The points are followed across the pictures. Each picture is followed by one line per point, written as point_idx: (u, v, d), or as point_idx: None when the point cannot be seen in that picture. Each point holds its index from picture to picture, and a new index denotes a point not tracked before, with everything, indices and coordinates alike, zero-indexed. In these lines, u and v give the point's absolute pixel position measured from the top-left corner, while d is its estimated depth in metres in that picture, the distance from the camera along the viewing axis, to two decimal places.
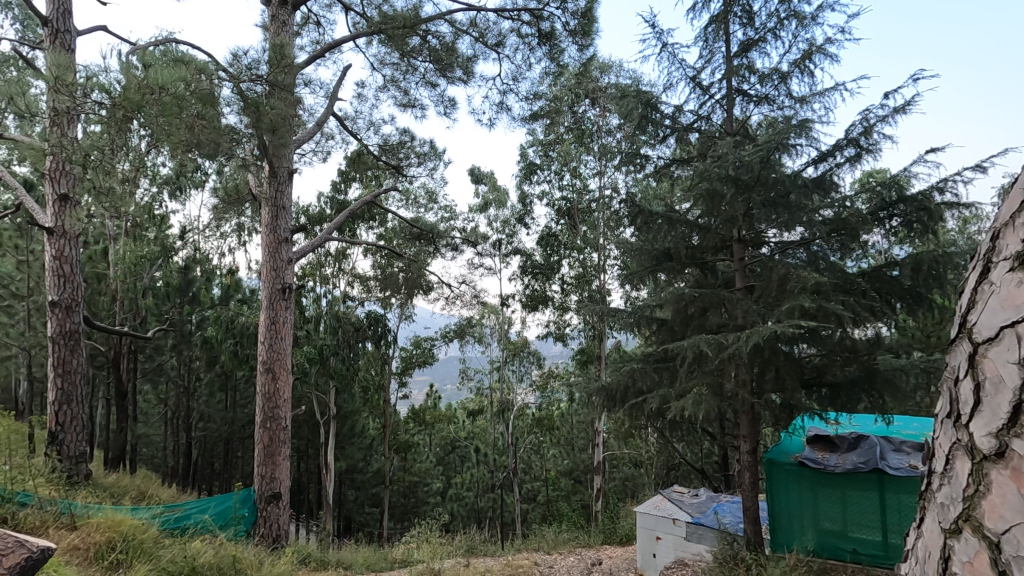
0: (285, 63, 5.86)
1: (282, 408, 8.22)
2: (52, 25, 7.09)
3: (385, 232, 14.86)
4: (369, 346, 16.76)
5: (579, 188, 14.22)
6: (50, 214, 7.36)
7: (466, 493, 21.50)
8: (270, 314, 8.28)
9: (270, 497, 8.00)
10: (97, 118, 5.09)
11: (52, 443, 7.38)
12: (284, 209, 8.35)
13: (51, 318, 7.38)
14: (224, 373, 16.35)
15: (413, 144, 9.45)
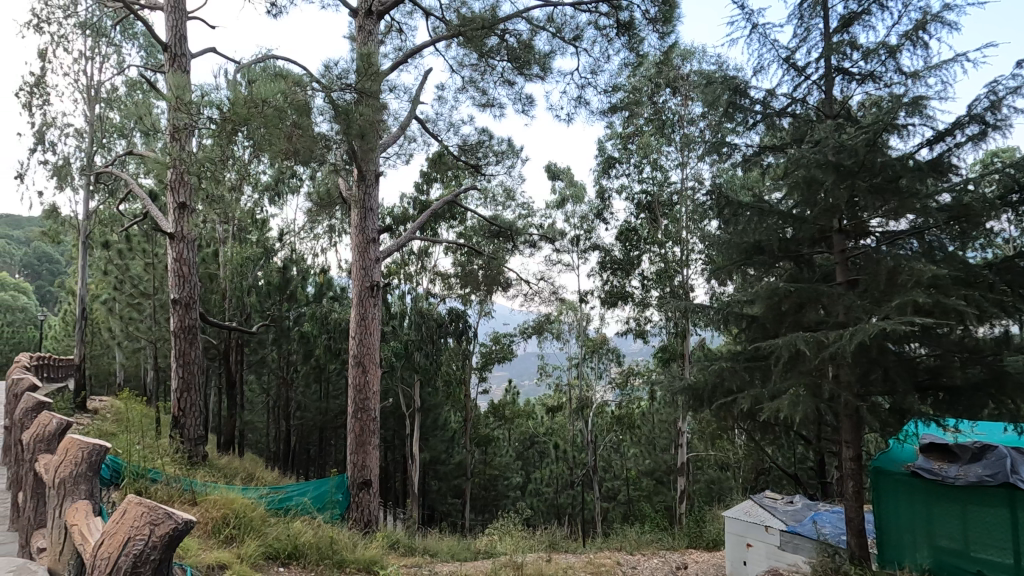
0: (372, 71, 6.11)
1: (371, 399, 8.66)
2: (171, 50, 7.85)
3: (464, 231, 15.23)
4: (451, 341, 17.27)
5: (660, 181, 13.82)
6: (171, 221, 8.18)
7: (545, 489, 21.50)
8: (360, 310, 8.73)
9: (362, 484, 8.47)
10: (209, 132, 5.59)
11: (176, 427, 8.22)
12: (372, 210, 8.77)
13: (173, 315, 8.20)
14: (318, 366, 17.47)
15: (491, 143, 9.58)
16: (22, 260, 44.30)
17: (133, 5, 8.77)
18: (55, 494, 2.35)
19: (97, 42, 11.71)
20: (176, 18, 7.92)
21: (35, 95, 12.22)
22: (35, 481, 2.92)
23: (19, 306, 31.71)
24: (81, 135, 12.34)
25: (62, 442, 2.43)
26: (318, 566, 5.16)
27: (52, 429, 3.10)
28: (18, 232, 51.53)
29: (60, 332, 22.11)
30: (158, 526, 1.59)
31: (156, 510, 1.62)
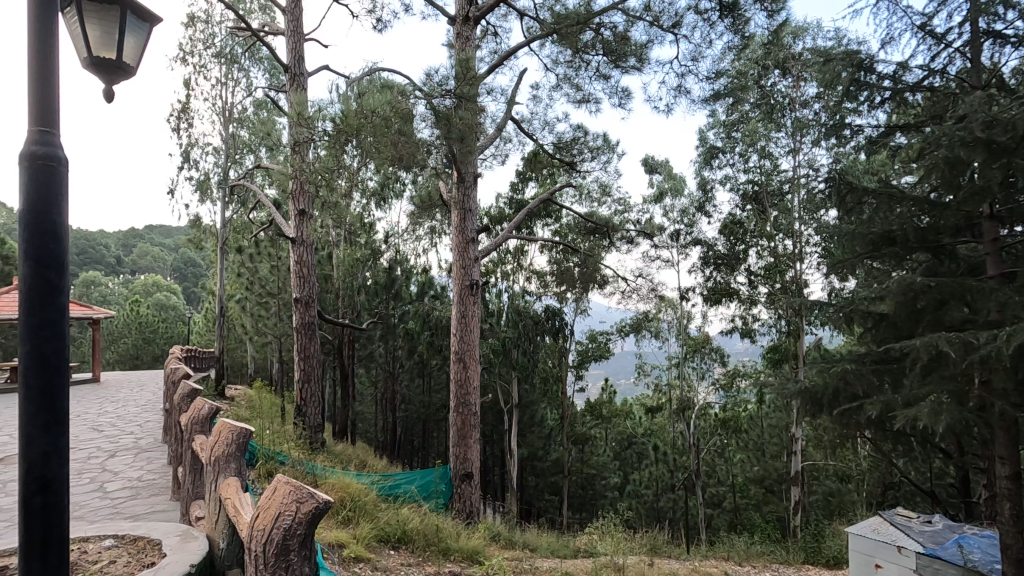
0: (470, 76, 6.23)
1: (471, 394, 8.94)
2: (292, 70, 8.61)
3: (560, 228, 15.21)
4: (547, 339, 17.36)
5: (768, 169, 12.95)
6: (293, 227, 8.94)
7: (644, 491, 20.95)
8: (461, 308, 9.03)
9: (464, 476, 8.75)
10: (324, 144, 6.11)
11: (299, 414, 9.04)
12: (471, 211, 9.01)
13: (296, 312, 8.98)
14: (422, 361, 18.33)
15: (587, 139, 9.48)
16: (173, 265, 50.79)
17: (259, 33, 9.70)
18: (211, 470, 2.65)
19: (231, 69, 13.12)
20: (296, 41, 8.65)
21: (182, 120, 13.92)
22: (192, 458, 3.34)
23: (171, 304, 36.28)
24: (219, 152, 13.85)
25: (215, 425, 2.75)
26: (424, 552, 5.41)
27: (204, 412, 3.52)
28: (170, 240, 59.05)
29: (203, 327, 25.06)
30: (303, 504, 1.73)
31: (301, 489, 1.76)
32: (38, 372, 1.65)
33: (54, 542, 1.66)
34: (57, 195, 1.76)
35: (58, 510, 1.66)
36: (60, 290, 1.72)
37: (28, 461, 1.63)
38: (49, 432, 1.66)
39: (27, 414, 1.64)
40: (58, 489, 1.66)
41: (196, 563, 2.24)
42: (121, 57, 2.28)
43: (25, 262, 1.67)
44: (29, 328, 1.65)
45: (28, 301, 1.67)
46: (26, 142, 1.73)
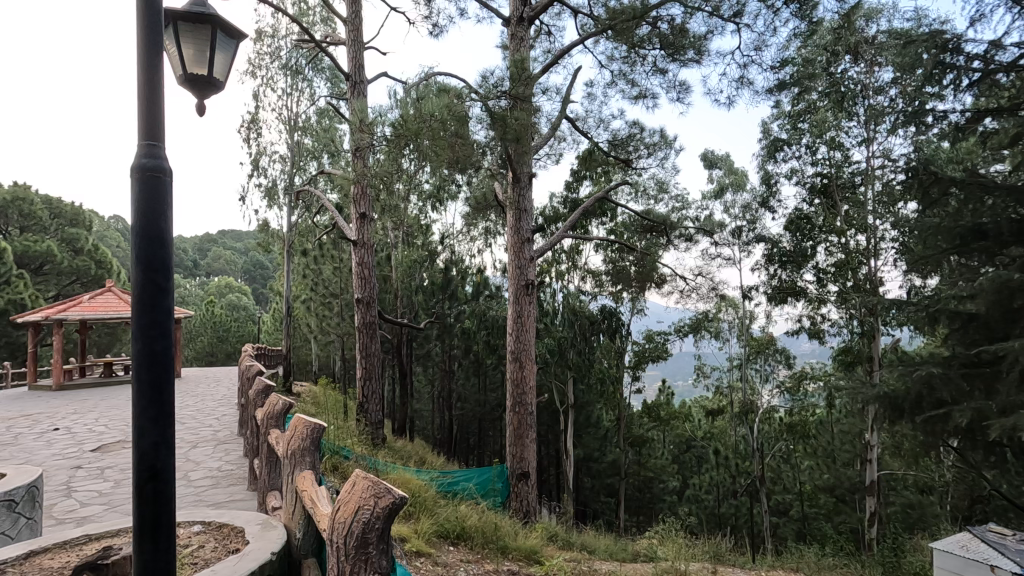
0: (525, 75, 6.24)
1: (528, 394, 8.96)
2: (352, 79, 8.91)
3: (616, 227, 14.99)
4: (603, 338, 17.16)
5: (839, 161, 12.28)
6: (355, 229, 9.24)
7: (705, 496, 20.24)
8: (517, 308, 9.05)
9: (520, 475, 8.78)
10: (383, 148, 6.31)
11: (361, 411, 9.34)
12: (526, 211, 9.00)
13: (357, 312, 9.28)
14: (477, 360, 18.53)
15: (643, 136, 9.29)
16: (243, 268, 53.68)
17: (322, 44, 10.10)
18: (288, 464, 2.77)
19: (296, 79, 13.73)
20: (356, 49, 8.94)
21: (252, 131, 14.71)
22: (268, 451, 3.52)
23: (241, 305, 38.28)
24: (285, 160, 14.54)
25: (291, 421, 2.87)
26: (483, 549, 5.47)
27: (278, 408, 3.67)
28: (239, 244, 62.34)
29: (271, 327, 26.33)
30: (381, 498, 1.78)
31: (378, 484, 1.82)
32: (149, 369, 1.77)
33: (161, 526, 1.77)
34: (162, 205, 1.87)
35: (167, 499, 1.77)
36: (167, 292, 1.83)
37: (139, 450, 1.74)
38: (157, 424, 1.77)
39: (138, 407, 1.76)
40: (167, 479, 1.77)
41: (276, 551, 2.35)
42: (211, 73, 2.42)
43: (135, 267, 1.78)
44: (139, 328, 1.76)
45: (138, 302, 1.79)
46: (135, 156, 1.85)
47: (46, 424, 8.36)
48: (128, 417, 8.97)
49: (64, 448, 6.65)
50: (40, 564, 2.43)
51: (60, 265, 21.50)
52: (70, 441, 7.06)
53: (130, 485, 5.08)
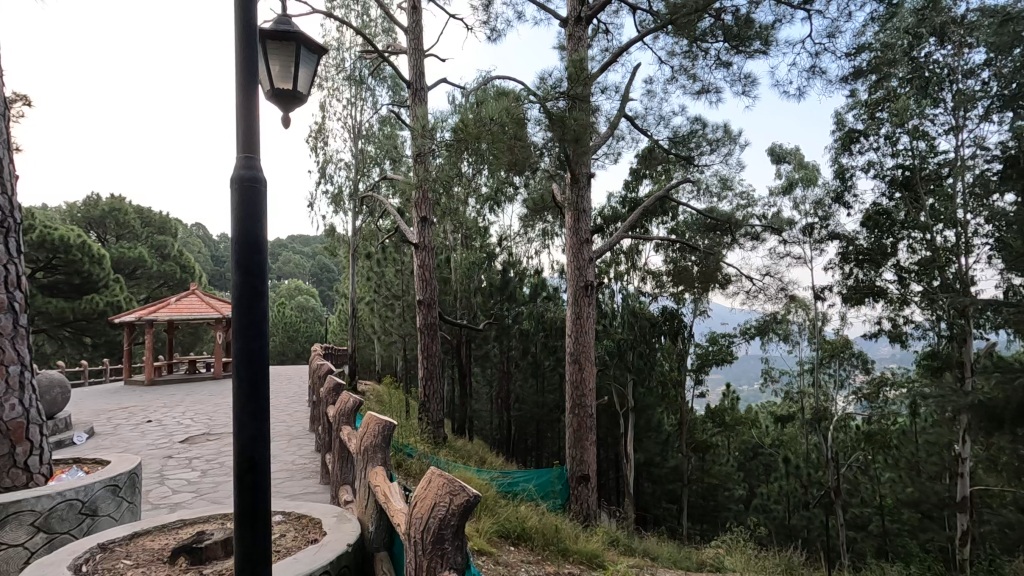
0: (584, 76, 6.20)
1: (587, 396, 8.88)
2: (413, 86, 9.13)
3: (677, 226, 14.62)
4: (665, 340, 16.77)
5: (923, 151, 11.44)
6: (416, 233, 9.48)
7: (773, 506, 18.90)
8: (576, 309, 8.98)
9: (580, 478, 8.72)
10: (442, 152, 6.46)
11: (423, 410, 9.57)
12: (585, 211, 8.92)
13: (419, 313, 9.51)
14: (535, 361, 18.54)
15: (705, 132, 9.02)
16: (311, 271, 56.19)
17: (384, 53, 10.43)
18: (361, 459, 2.87)
19: (360, 89, 14.25)
20: (417, 58, 9.18)
21: (319, 140, 15.41)
22: (341, 446, 3.66)
23: (309, 306, 40.02)
24: (350, 167, 15.14)
25: (363, 418, 2.96)
26: (544, 551, 5.47)
27: (348, 406, 3.80)
28: (307, 248, 65.36)
29: (338, 327, 27.41)
30: (456, 495, 1.82)
31: (453, 482, 1.86)
32: (248, 368, 1.87)
33: (257, 514, 1.86)
34: (258, 212, 1.97)
35: (264, 489, 1.86)
36: (263, 295, 1.93)
37: (240, 442, 1.85)
38: (255, 418, 1.87)
39: (238, 403, 1.86)
40: (263, 470, 1.86)
41: (352, 544, 2.45)
42: (296, 87, 2.55)
43: (234, 272, 1.88)
44: (239, 329, 1.87)
45: (237, 303, 1.90)
46: (234, 167, 1.97)
47: (140, 416, 9.08)
48: (210, 412, 9.57)
49: (156, 438, 7.20)
50: (144, 545, 2.65)
51: (150, 269, 23.27)
52: (161, 433, 7.62)
53: (214, 475, 5.44)
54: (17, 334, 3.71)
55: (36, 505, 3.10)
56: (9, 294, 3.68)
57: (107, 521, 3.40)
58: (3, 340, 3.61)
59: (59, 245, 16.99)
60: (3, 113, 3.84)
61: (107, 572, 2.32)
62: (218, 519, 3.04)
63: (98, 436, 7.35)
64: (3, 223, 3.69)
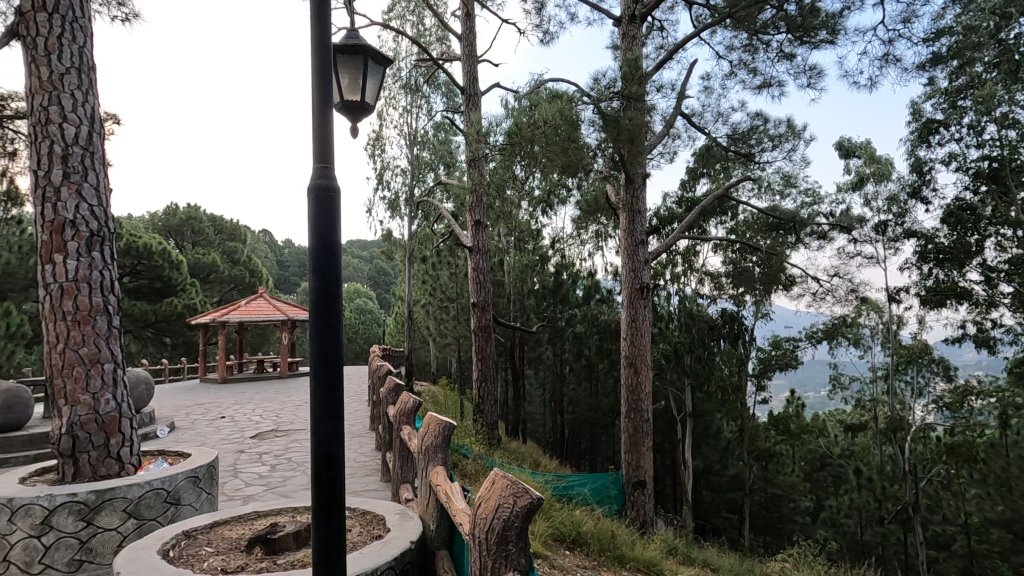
0: (639, 74, 6.10)
1: (644, 401, 8.71)
2: (467, 92, 9.28)
3: (737, 226, 14.14)
4: (724, 344, 16.23)
5: (1012, 141, 10.55)
6: (471, 236, 9.60)
7: (844, 520, 17.59)
8: (631, 311, 8.84)
9: (637, 484, 8.55)
10: (496, 156, 6.53)
11: (478, 412, 9.67)
12: (640, 212, 8.78)
13: (474, 316, 9.63)
14: (588, 364, 18.36)
15: (767, 128, 8.68)
16: (369, 274, 58.03)
17: (439, 61, 10.65)
18: (422, 458, 2.93)
19: (415, 97, 14.61)
20: (471, 64, 9.33)
21: (376, 148, 15.92)
22: (402, 446, 3.75)
23: (366, 308, 41.29)
24: (406, 173, 15.57)
25: (424, 419, 3.03)
26: (600, 556, 5.40)
27: (408, 406, 3.89)
28: (365, 253, 67.52)
29: (394, 329, 28.15)
30: (519, 497, 1.83)
31: (516, 484, 1.88)
32: (325, 369, 1.93)
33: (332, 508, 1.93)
34: (333, 219, 2.04)
35: (339, 485, 1.92)
36: (338, 299, 1.98)
37: (317, 439, 1.91)
38: (330, 416, 1.93)
39: (315, 402, 1.92)
40: (338, 467, 1.91)
41: (415, 541, 2.50)
42: (364, 98, 2.64)
43: (311, 276, 1.94)
44: (317, 331, 1.93)
45: (314, 306, 1.96)
46: (311, 177, 2.05)
47: (215, 412, 9.66)
48: (277, 409, 10.05)
49: (230, 433, 7.65)
50: (223, 534, 2.82)
51: (222, 274, 24.71)
52: (234, 428, 8.07)
53: (283, 469, 5.71)
54: (111, 335, 4.03)
55: (128, 492, 3.37)
56: (104, 298, 4.00)
57: (189, 510, 3.64)
58: (99, 340, 3.94)
59: (143, 252, 18.23)
60: (99, 132, 4.18)
61: (192, 558, 2.49)
62: (289, 512, 3.19)
63: (179, 430, 7.87)
64: (100, 232, 4.02)
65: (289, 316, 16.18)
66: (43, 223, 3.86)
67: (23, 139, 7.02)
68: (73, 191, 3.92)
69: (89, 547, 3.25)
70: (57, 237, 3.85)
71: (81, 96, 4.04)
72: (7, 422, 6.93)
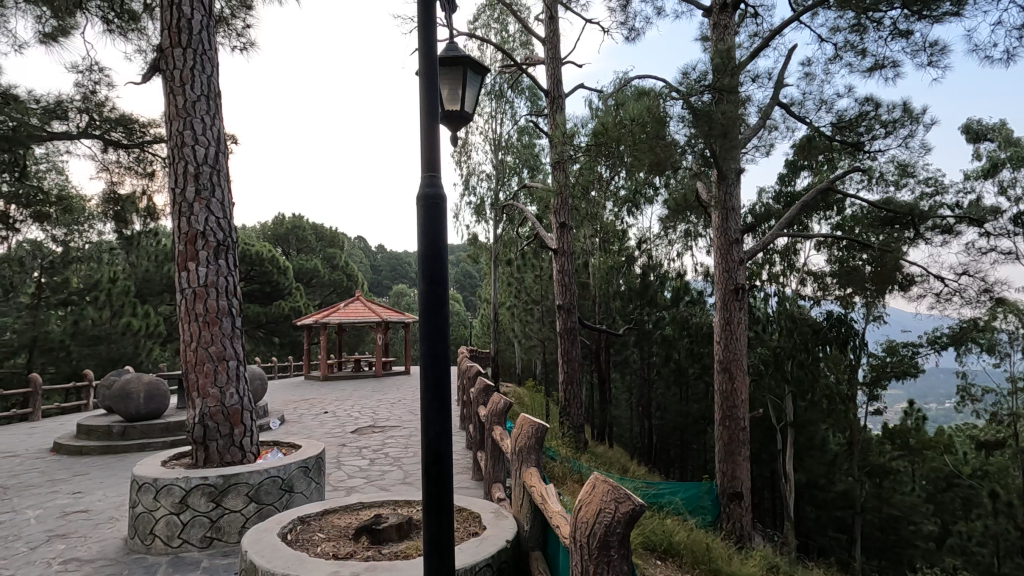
0: (731, 66, 5.81)
1: (740, 408, 8.27)
2: (552, 95, 9.30)
3: (844, 222, 13.07)
4: (830, 350, 15.02)
5: None
6: (556, 239, 9.59)
7: (976, 549, 15.28)
8: (725, 314, 8.41)
9: (733, 495, 8.14)
10: (581, 157, 6.51)
11: (564, 414, 9.63)
12: (734, 210, 8.36)
13: (559, 318, 9.61)
14: (678, 368, 17.72)
15: (879, 113, 7.95)
16: (455, 278, 59.78)
17: (522, 65, 10.76)
18: (515, 458, 2.96)
19: (499, 102, 14.88)
20: (554, 67, 9.35)
21: (462, 155, 16.41)
22: (494, 446, 3.82)
23: (453, 310, 42.33)
24: (491, 178, 15.93)
25: (517, 420, 3.06)
26: (693, 569, 5.20)
27: (499, 406, 3.95)
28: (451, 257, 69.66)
29: (480, 331, 28.77)
30: (621, 503, 1.82)
31: (618, 489, 1.86)
32: (433, 370, 1.99)
33: (442, 505, 1.98)
34: (440, 226, 2.12)
35: (447, 482, 1.97)
36: (445, 302, 2.05)
37: (427, 436, 1.98)
38: (439, 416, 1.99)
39: (425, 402, 2.00)
40: (446, 465, 1.97)
41: (511, 540, 2.54)
42: (463, 108, 2.73)
43: (421, 281, 2.03)
44: (426, 333, 2.01)
45: (424, 309, 2.05)
46: (419, 185, 2.15)
47: (320, 407, 10.37)
48: (373, 406, 10.61)
49: (332, 427, 8.20)
50: (332, 521, 3.02)
51: (323, 278, 26.50)
52: (335, 423, 8.60)
53: (381, 464, 6.01)
54: (234, 334, 4.45)
55: (250, 478, 3.71)
56: (228, 301, 4.42)
57: (300, 497, 3.93)
58: (224, 339, 4.37)
59: (255, 259, 19.98)
60: (224, 151, 4.64)
61: (307, 543, 2.69)
62: (391, 505, 3.35)
63: (288, 423, 8.53)
64: (225, 241, 4.46)
65: (382, 318, 17.02)
66: (179, 235, 4.35)
67: (159, 162, 7.95)
68: (203, 206, 4.38)
69: (218, 525, 3.61)
70: (190, 247, 4.32)
71: (210, 120, 4.50)
72: (149, 410, 7.84)
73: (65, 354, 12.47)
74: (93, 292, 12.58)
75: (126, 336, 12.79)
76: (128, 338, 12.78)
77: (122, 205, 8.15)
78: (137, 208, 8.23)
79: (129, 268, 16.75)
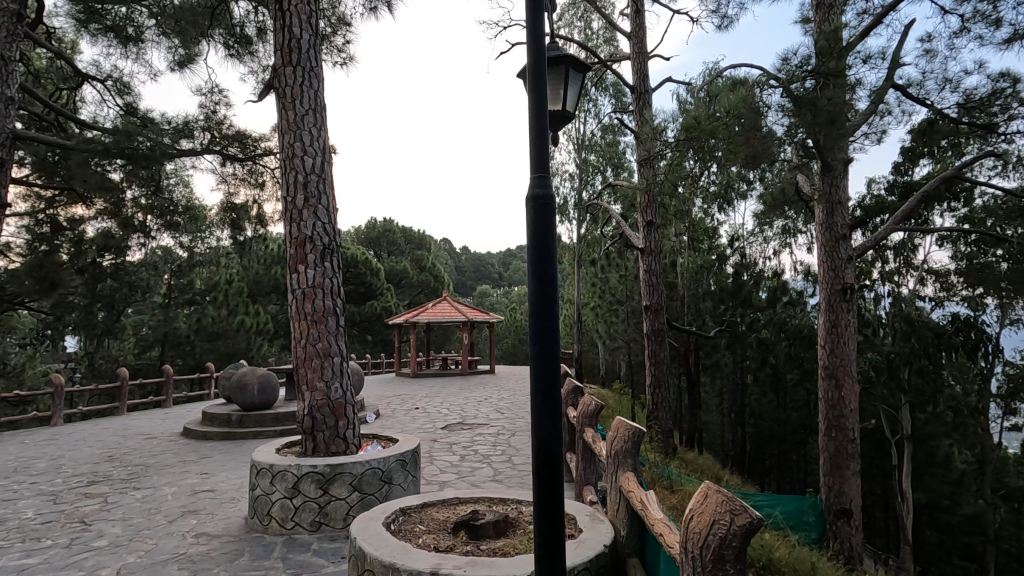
0: (838, 48, 5.35)
1: (848, 418, 7.61)
2: (637, 91, 9.07)
3: (971, 214, 11.68)
4: (955, 356, 13.46)
5: None
6: (642, 238, 9.34)
7: None
8: (831, 316, 7.78)
9: (840, 512, 7.53)
10: (670, 153, 6.28)
11: (652, 418, 9.34)
12: (840, 204, 7.73)
13: (646, 318, 9.36)
14: (774, 374, 16.64)
15: (1016, 89, 7.02)
16: None
17: (606, 62, 10.56)
18: (610, 461, 2.91)
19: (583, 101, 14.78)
20: (641, 61, 9.12)
21: None
22: (586, 447, 3.79)
23: None
24: (575, 178, 15.85)
25: (614, 422, 3.00)
26: None
27: (590, 408, 3.91)
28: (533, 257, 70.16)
29: (563, 331, 28.64)
30: (738, 515, 1.73)
31: (733, 500, 1.77)
32: (543, 371, 2.01)
33: (552, 507, 1.98)
34: (549, 226, 2.12)
35: (559, 484, 1.97)
36: (555, 304, 2.06)
37: (538, 437, 2.00)
38: (551, 416, 2.00)
39: (536, 402, 2.02)
40: (558, 466, 1.97)
41: (609, 545, 2.51)
42: (564, 107, 2.72)
43: (531, 282, 2.06)
44: (537, 333, 2.03)
45: (533, 310, 2.07)
46: (528, 187, 2.17)
47: (410, 404, 10.79)
48: (460, 404, 10.86)
49: (423, 423, 8.48)
50: (431, 514, 3.14)
51: (412, 279, 27.63)
52: (425, 419, 8.89)
53: (470, 461, 6.13)
54: (338, 333, 4.73)
55: (354, 468, 3.92)
56: (333, 301, 4.72)
57: (398, 489, 4.11)
58: (330, 337, 4.67)
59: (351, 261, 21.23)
60: (329, 161, 4.95)
61: (409, 533, 2.81)
62: (486, 501, 3.41)
63: (382, 417, 8.93)
64: (329, 245, 4.75)
65: (468, 317, 17.44)
66: (290, 239, 4.70)
67: (269, 172, 8.64)
68: (311, 212, 4.70)
69: (326, 511, 3.86)
70: (300, 251, 4.66)
71: (316, 132, 4.82)
72: (262, 401, 8.56)
73: (190, 348, 13.92)
74: (212, 292, 13.92)
75: (240, 332, 14.07)
76: (242, 334, 14.04)
77: (237, 213, 8.94)
78: (249, 216, 9.00)
79: (242, 271, 18.38)
